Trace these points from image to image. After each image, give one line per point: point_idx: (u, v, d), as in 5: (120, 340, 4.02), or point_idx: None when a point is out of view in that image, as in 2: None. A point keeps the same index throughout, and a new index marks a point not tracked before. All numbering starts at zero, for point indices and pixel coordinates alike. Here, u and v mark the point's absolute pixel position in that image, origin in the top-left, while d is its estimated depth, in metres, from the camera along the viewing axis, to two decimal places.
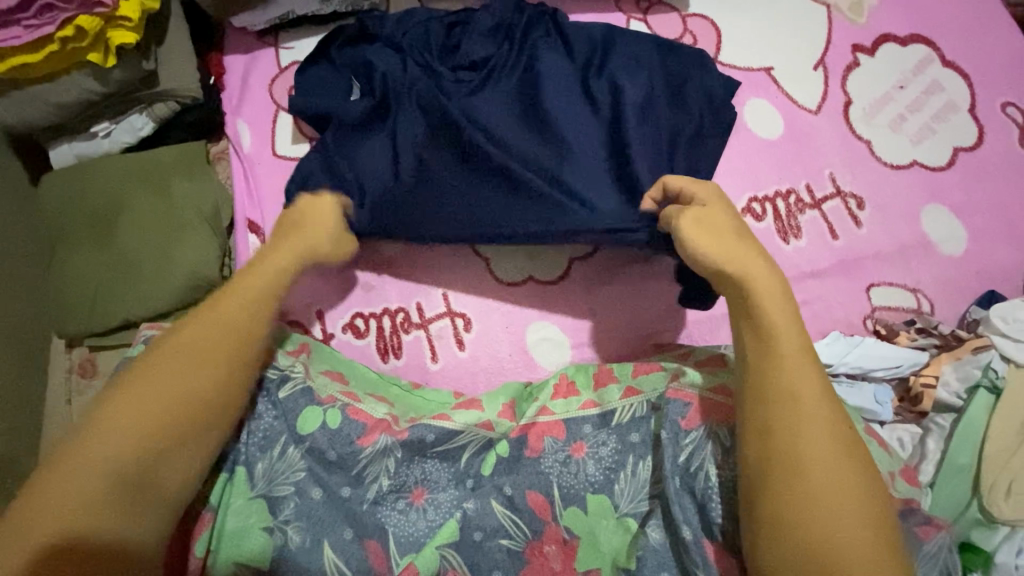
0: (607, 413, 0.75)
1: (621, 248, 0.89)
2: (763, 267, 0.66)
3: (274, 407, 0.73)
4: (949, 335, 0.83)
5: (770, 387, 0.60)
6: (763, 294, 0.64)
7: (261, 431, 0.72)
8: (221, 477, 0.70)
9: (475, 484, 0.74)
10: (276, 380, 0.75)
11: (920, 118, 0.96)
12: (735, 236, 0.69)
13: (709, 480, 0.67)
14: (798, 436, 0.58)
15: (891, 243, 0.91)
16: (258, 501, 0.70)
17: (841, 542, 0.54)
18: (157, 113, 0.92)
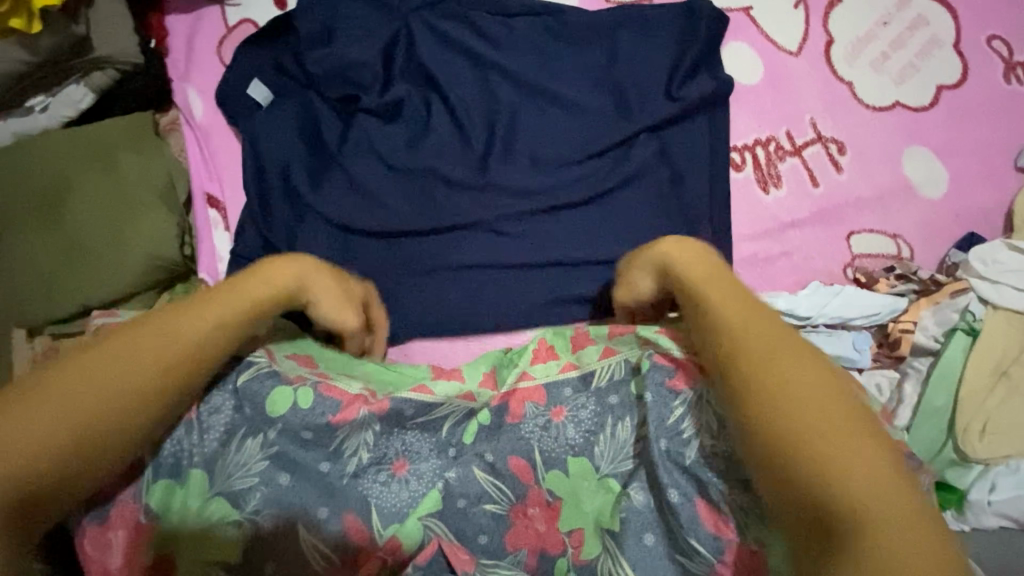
0: (587, 374, 0.75)
1: (597, 213, 0.89)
2: (693, 263, 0.65)
3: (232, 398, 0.70)
4: (927, 280, 0.82)
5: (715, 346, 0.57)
6: (691, 263, 0.65)
7: (220, 426, 0.69)
8: (168, 482, 0.67)
9: (457, 452, 0.74)
10: (236, 368, 0.71)
11: (903, 56, 0.93)
12: (729, 282, 0.62)
13: (700, 447, 0.67)
14: (818, 424, 0.49)
15: (870, 189, 0.89)
16: (217, 499, 0.68)
17: (834, 474, 0.47)
18: (95, 83, 0.87)
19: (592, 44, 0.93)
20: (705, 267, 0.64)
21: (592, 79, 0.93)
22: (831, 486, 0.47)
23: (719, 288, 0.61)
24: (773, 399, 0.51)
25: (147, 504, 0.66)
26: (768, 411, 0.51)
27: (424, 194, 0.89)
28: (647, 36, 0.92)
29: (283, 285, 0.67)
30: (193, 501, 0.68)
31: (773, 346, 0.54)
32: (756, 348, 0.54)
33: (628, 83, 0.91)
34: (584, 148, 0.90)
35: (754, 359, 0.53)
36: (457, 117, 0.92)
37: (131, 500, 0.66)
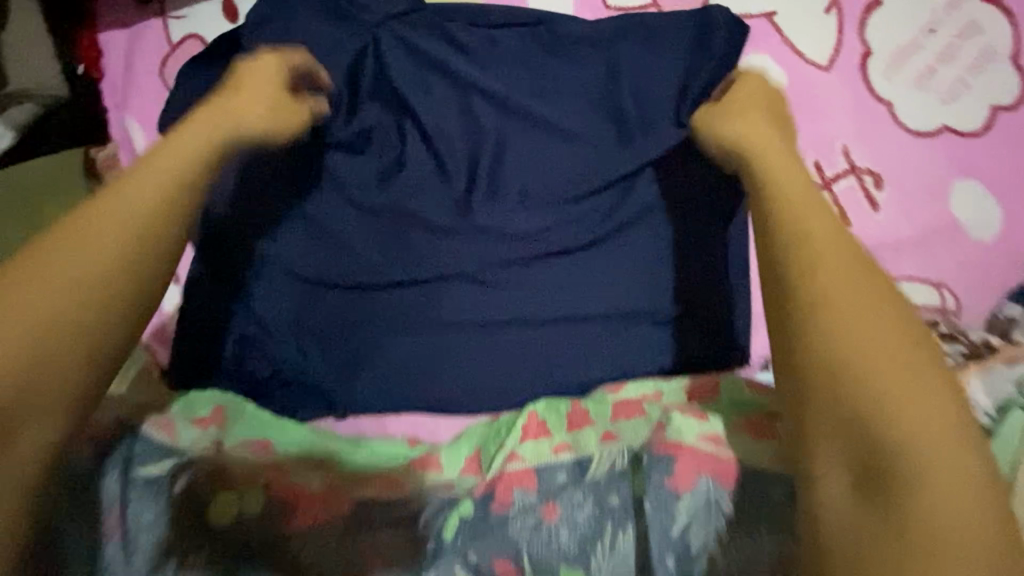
0: (582, 461, 0.66)
1: (595, 260, 0.77)
2: (789, 162, 0.51)
3: (162, 513, 0.60)
4: (979, 343, 0.70)
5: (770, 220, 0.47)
6: (759, 139, 0.53)
7: (145, 549, 0.58)
8: None
9: (433, 556, 0.61)
10: (168, 474, 0.61)
11: (953, 70, 0.80)
12: (790, 155, 0.52)
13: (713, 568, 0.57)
14: (884, 376, 0.40)
15: (910, 229, 0.77)
16: None
17: (898, 427, 0.39)
18: (13, 119, 0.72)
19: (589, 57, 0.81)
20: (779, 155, 0.51)
21: (590, 99, 0.80)
22: (888, 448, 0.39)
23: (826, 234, 0.45)
24: (856, 358, 0.40)
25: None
26: (833, 304, 0.42)
27: (398, 237, 0.77)
28: (653, 49, 0.79)
29: (201, 152, 0.51)
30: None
31: (840, 268, 0.43)
32: (847, 296, 0.42)
33: (633, 106, 0.79)
34: (582, 183, 0.78)
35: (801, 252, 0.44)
36: (435, 145, 0.79)
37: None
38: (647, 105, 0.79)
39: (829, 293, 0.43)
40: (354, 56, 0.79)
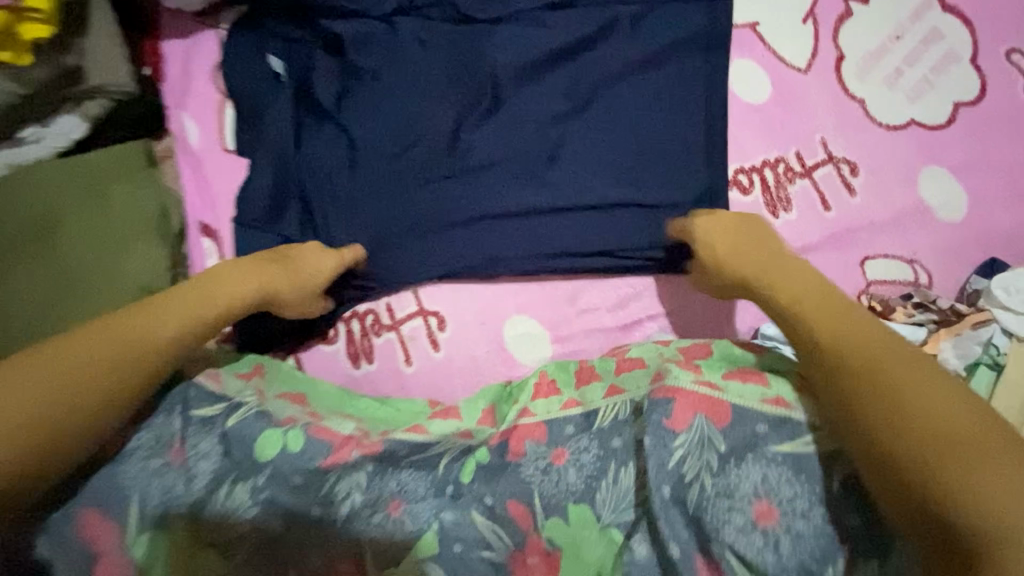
0: (590, 413, 0.73)
1: (610, 232, 0.83)
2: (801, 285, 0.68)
3: (221, 443, 0.70)
4: (949, 309, 0.77)
5: (845, 360, 0.60)
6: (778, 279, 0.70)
7: (204, 474, 0.68)
8: (148, 535, 0.64)
9: (455, 492, 0.71)
10: (226, 410, 0.72)
11: (918, 72, 0.89)
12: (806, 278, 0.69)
13: (702, 493, 0.63)
14: (958, 463, 0.50)
15: (886, 212, 0.85)
16: (205, 552, 0.65)
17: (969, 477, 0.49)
18: (89, 112, 0.85)
19: (610, 56, 0.89)
20: (865, 330, 0.62)
21: (611, 99, 0.88)
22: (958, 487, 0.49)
23: (784, 271, 0.70)
24: (944, 457, 0.51)
25: (128, 558, 0.63)
26: (919, 464, 0.52)
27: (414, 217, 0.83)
28: (662, 51, 0.88)
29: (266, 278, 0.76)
30: (174, 555, 0.65)
31: (903, 383, 0.56)
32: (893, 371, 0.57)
33: (634, 102, 0.87)
34: (592, 165, 0.85)
35: (900, 431, 0.53)
36: (467, 132, 0.87)
37: (112, 553, 0.63)
38: (652, 101, 0.88)
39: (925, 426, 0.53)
40: (402, 59, 0.89)
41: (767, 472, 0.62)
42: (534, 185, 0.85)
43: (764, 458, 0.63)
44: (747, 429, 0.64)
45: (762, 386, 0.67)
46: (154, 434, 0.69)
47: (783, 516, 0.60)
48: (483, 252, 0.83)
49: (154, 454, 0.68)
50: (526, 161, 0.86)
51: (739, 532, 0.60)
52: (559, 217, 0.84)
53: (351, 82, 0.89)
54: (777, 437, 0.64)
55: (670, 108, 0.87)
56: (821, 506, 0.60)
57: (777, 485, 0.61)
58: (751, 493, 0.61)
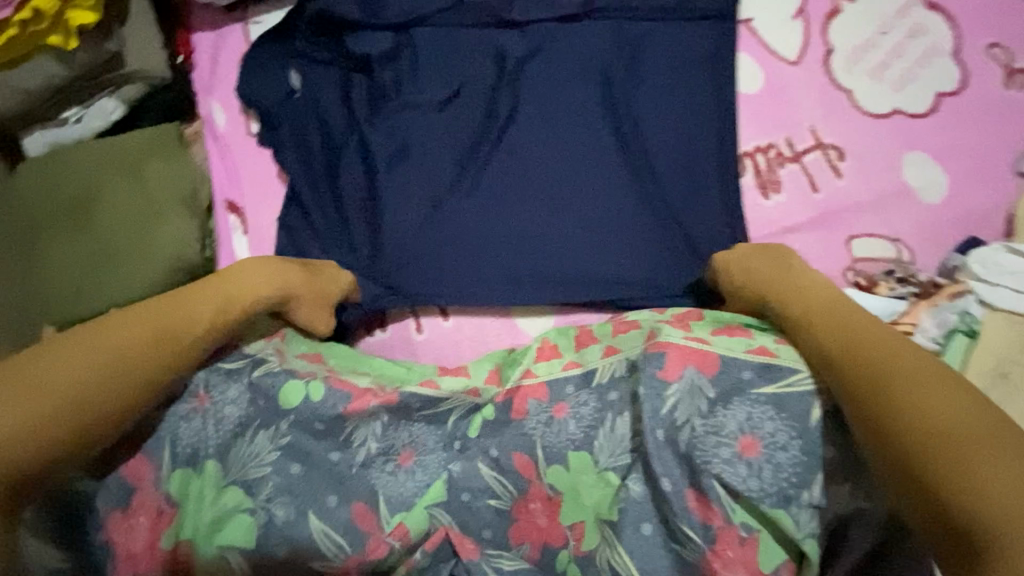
0: (589, 372, 0.78)
1: (608, 214, 0.91)
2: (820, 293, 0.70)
3: (246, 392, 0.74)
4: (927, 283, 0.82)
5: (855, 364, 0.61)
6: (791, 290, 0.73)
7: (231, 420, 0.73)
8: (184, 471, 0.71)
9: (462, 446, 0.78)
10: (250, 363, 0.76)
11: (902, 65, 0.95)
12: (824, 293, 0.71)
13: (692, 432, 0.68)
14: (979, 461, 0.50)
15: (871, 194, 0.90)
16: (232, 488, 0.71)
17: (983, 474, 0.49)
18: (128, 95, 0.93)
19: (612, 51, 0.96)
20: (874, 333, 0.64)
21: (612, 92, 0.95)
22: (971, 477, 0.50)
23: (806, 289, 0.72)
24: (953, 448, 0.52)
25: (165, 492, 0.71)
26: (931, 459, 0.52)
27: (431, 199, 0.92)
28: (660, 48, 0.95)
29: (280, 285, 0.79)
30: (207, 490, 0.71)
31: (918, 388, 0.57)
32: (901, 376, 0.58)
33: (634, 95, 0.95)
34: (592, 154, 0.93)
35: (906, 432, 0.54)
36: (479, 121, 0.94)
37: (149, 488, 0.70)
38: (652, 92, 0.95)
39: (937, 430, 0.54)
40: (418, 53, 0.96)
41: (750, 412, 0.67)
42: (539, 168, 0.93)
43: (749, 399, 0.68)
44: (733, 377, 0.69)
45: (749, 338, 0.72)
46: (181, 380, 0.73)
47: (765, 449, 0.65)
48: (494, 232, 0.91)
49: (183, 399, 0.73)
50: (533, 149, 0.94)
51: (725, 464, 0.65)
52: (565, 201, 0.92)
53: (369, 73, 0.96)
54: (766, 381, 0.68)
55: (667, 99, 0.94)
56: (799, 439, 0.65)
57: (760, 422, 0.66)
58: (736, 431, 0.66)
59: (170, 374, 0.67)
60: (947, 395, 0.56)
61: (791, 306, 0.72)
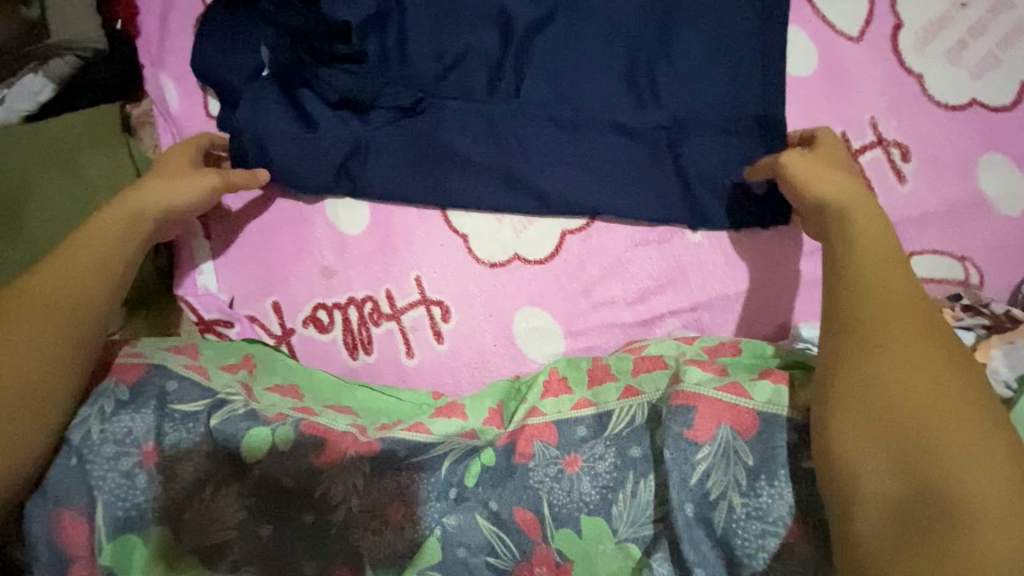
0: (603, 415, 0.68)
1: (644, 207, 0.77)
2: (872, 227, 0.59)
3: (204, 440, 0.67)
4: (1001, 314, 0.70)
5: (861, 325, 0.53)
6: (848, 209, 0.60)
7: (189, 475, 0.65)
8: (134, 535, 0.64)
9: (459, 496, 0.66)
10: (210, 406, 0.68)
11: (985, 44, 0.79)
12: (880, 230, 0.59)
13: (730, 514, 0.58)
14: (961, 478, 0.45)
15: (937, 204, 0.78)
16: (193, 554, 0.64)
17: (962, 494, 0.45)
18: (55, 70, 0.78)
19: (641, 19, 0.79)
20: (903, 295, 0.55)
21: (637, 70, 0.78)
22: (944, 491, 0.45)
23: (858, 202, 0.61)
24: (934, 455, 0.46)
25: (103, 564, 0.63)
26: (899, 460, 0.47)
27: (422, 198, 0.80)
28: (696, 17, 0.78)
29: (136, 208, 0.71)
30: (157, 558, 0.64)
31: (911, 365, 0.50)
32: (911, 356, 0.51)
33: (669, 72, 0.78)
34: (620, 144, 0.78)
35: (892, 423, 0.48)
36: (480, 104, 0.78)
37: (89, 557, 0.63)
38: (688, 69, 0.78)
39: (926, 425, 0.48)
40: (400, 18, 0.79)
41: (800, 492, 0.57)
42: (553, 158, 0.78)
43: (796, 475, 0.58)
44: (771, 441, 0.59)
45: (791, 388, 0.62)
46: (129, 430, 0.66)
47: (817, 539, 0.56)
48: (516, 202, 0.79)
49: (126, 453, 0.65)
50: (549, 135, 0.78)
51: (771, 559, 0.56)
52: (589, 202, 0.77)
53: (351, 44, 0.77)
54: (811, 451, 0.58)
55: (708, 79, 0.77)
56: None
57: (816, 508, 0.57)
58: (785, 515, 0.57)
59: (79, 337, 0.62)
60: (934, 362, 0.50)
61: (839, 221, 0.60)
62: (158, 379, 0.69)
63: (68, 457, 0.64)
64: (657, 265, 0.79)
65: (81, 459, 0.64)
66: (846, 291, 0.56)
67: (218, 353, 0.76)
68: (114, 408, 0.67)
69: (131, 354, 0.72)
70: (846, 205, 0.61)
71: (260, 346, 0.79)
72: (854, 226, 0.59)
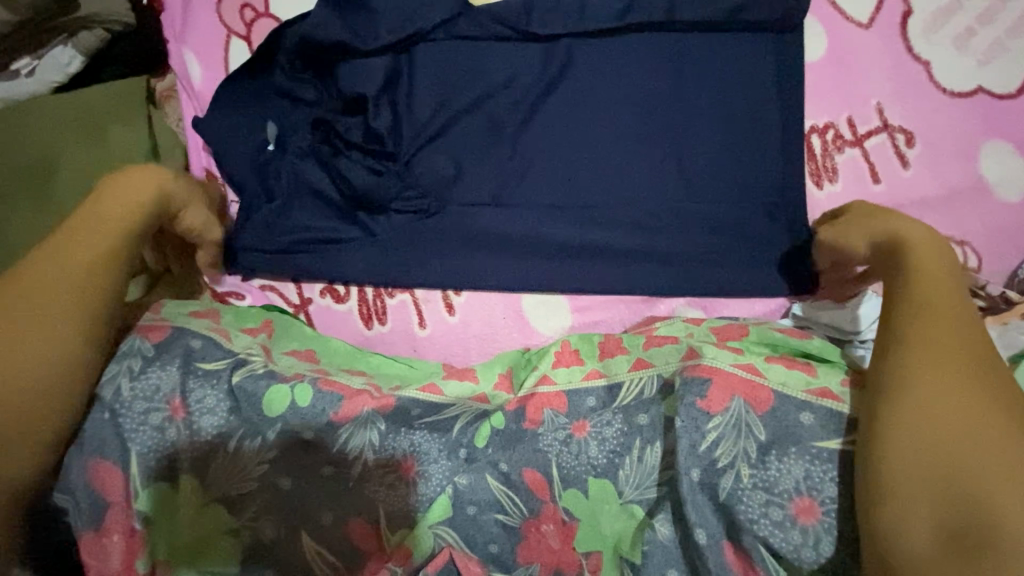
0: (613, 386, 0.70)
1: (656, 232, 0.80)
2: (939, 253, 0.61)
3: (226, 399, 0.70)
4: (998, 298, 0.73)
5: (915, 342, 0.55)
6: (916, 238, 0.62)
7: (212, 429, 0.69)
8: (161, 487, 0.67)
9: (469, 456, 0.70)
10: (232, 365, 0.72)
11: (993, 32, 0.80)
12: (942, 259, 0.61)
13: (737, 482, 0.61)
14: (998, 496, 0.47)
15: (940, 189, 0.79)
16: (217, 505, 0.67)
17: (1000, 511, 0.47)
18: (83, 43, 0.81)
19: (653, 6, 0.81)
20: (959, 317, 0.56)
21: (648, 59, 0.83)
22: (984, 506, 0.47)
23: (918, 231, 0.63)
24: (976, 470, 0.49)
25: (137, 510, 0.66)
26: (939, 473, 0.50)
27: (441, 211, 0.82)
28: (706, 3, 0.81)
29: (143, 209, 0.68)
30: (187, 505, 0.67)
31: (960, 385, 0.52)
32: (959, 377, 0.53)
33: (674, 64, 0.83)
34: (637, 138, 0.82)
35: (936, 439, 0.51)
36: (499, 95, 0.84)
37: (123, 505, 0.66)
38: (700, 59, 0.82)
39: (965, 441, 0.50)
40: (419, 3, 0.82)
41: (809, 469, 0.60)
42: (563, 142, 0.83)
43: (808, 454, 0.60)
44: (783, 418, 0.62)
45: (808, 374, 0.65)
46: (155, 387, 0.69)
47: (823, 514, 0.58)
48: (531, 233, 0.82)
49: (154, 408, 0.69)
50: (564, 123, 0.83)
51: (774, 527, 0.59)
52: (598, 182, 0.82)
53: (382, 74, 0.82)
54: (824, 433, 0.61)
55: (712, 69, 0.82)
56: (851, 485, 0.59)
57: (820, 484, 0.59)
58: (794, 490, 0.59)
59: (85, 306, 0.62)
60: (970, 400, 0.52)
61: (900, 247, 0.63)
62: (181, 339, 0.73)
63: (100, 412, 0.67)
64: (668, 244, 0.81)
65: (115, 413, 0.68)
66: (901, 313, 0.58)
67: (234, 321, 0.79)
68: (142, 366, 0.70)
69: (153, 318, 0.75)
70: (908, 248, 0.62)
71: (279, 314, 0.82)
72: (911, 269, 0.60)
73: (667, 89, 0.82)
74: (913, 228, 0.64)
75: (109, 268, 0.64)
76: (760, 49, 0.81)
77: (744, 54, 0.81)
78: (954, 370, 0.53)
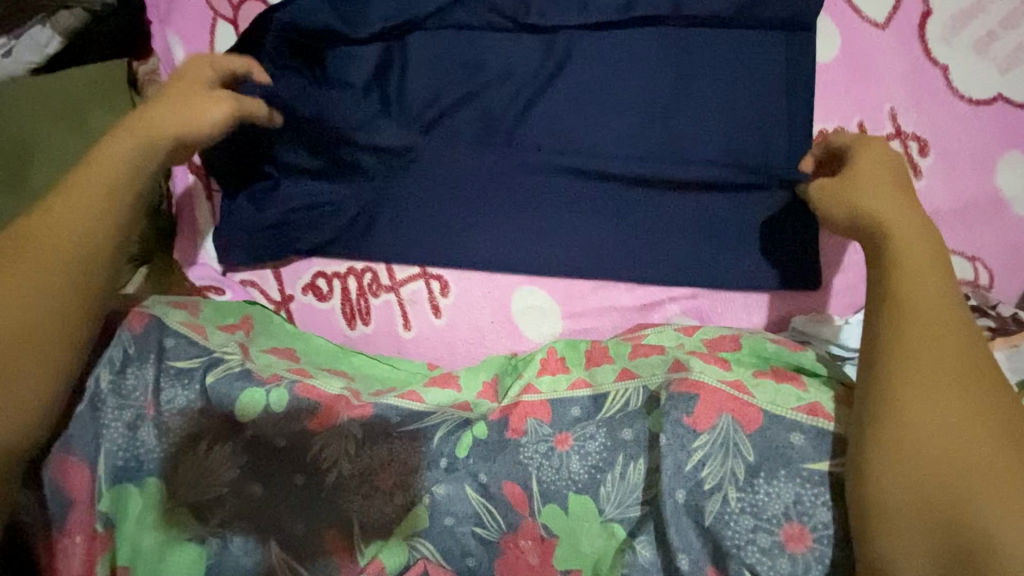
0: (599, 396, 0.68)
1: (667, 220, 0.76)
2: (918, 231, 0.55)
3: (199, 398, 0.68)
4: (1009, 318, 0.69)
5: (893, 344, 0.51)
6: (887, 213, 0.57)
7: (182, 430, 0.67)
8: (130, 488, 0.65)
9: (449, 466, 0.67)
10: (206, 364, 0.69)
11: (1018, 37, 0.76)
12: (923, 233, 0.55)
13: (724, 506, 0.58)
14: (988, 508, 0.45)
15: (953, 202, 0.76)
16: (185, 509, 0.65)
17: (991, 526, 0.44)
18: (61, 24, 0.78)
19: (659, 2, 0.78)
20: (945, 306, 0.52)
21: (653, 56, 0.79)
22: (974, 520, 0.45)
23: (893, 205, 0.58)
24: (964, 483, 0.46)
25: (100, 511, 0.64)
26: (924, 489, 0.47)
27: (431, 208, 0.79)
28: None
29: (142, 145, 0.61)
30: (153, 508, 0.65)
31: (944, 389, 0.49)
32: (942, 380, 0.49)
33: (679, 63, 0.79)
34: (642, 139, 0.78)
35: (918, 451, 0.48)
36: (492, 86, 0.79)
37: (89, 504, 0.63)
38: (706, 58, 0.78)
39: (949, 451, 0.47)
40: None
41: (797, 493, 0.57)
42: (561, 141, 0.79)
43: (797, 476, 0.57)
44: (772, 438, 0.59)
45: (798, 390, 0.62)
46: (132, 386, 0.67)
47: (812, 542, 0.55)
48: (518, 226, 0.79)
49: (127, 406, 0.66)
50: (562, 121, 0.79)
51: (760, 554, 0.56)
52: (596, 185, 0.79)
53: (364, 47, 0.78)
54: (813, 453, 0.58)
55: (718, 68, 0.78)
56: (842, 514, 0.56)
57: (810, 509, 0.56)
58: (781, 515, 0.56)
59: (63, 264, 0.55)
60: (955, 407, 0.48)
61: (871, 227, 0.57)
62: (158, 334, 0.70)
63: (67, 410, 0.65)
64: (665, 251, 0.78)
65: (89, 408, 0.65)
66: (879, 310, 0.54)
67: (210, 318, 0.76)
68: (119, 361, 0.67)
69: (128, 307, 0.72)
70: (883, 231, 0.56)
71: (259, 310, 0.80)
72: (888, 254, 0.55)
73: (670, 87, 0.79)
74: (897, 201, 0.58)
75: (91, 235, 0.57)
76: (771, 49, 0.77)
77: (752, 54, 0.77)
78: (938, 372, 0.49)
